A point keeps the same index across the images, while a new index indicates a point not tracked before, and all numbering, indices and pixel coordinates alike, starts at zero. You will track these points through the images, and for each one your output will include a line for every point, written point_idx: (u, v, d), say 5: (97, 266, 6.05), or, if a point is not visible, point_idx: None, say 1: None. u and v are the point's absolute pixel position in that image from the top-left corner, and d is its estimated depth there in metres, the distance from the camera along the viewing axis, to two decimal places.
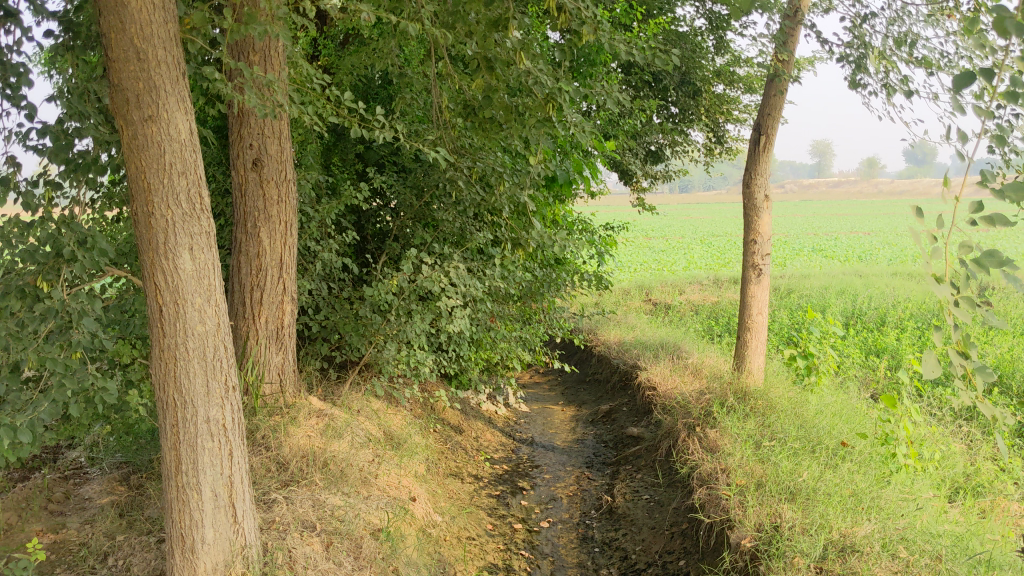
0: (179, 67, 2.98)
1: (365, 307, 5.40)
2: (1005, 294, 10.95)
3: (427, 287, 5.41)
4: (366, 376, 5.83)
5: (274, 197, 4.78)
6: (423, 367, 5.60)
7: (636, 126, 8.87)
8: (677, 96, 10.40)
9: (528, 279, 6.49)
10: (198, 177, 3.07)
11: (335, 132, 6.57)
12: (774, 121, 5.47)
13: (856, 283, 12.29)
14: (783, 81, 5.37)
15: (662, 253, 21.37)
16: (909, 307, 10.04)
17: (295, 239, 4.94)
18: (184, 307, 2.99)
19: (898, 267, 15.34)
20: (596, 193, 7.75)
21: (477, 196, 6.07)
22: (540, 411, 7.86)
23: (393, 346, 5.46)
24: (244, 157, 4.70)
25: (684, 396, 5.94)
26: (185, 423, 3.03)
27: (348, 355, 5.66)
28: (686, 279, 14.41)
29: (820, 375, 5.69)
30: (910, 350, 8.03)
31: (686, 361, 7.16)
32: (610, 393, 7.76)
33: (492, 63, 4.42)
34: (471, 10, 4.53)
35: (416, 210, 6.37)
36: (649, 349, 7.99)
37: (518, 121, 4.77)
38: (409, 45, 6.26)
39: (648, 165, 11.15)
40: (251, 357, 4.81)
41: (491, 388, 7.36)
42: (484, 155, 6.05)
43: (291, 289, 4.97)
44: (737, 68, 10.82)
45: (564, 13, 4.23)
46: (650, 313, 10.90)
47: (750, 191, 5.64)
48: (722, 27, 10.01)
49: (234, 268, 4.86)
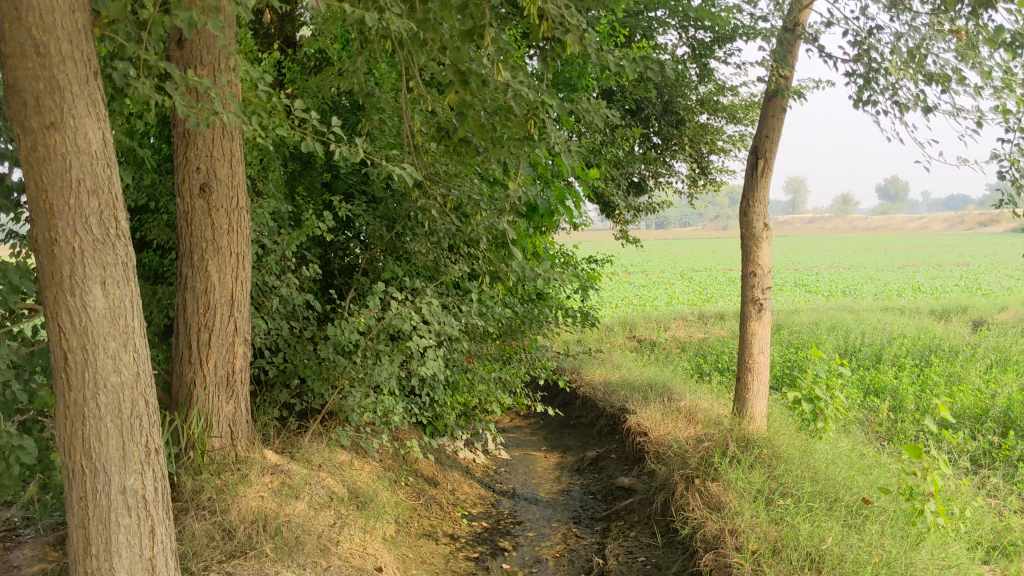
0: (89, 64, 2.55)
1: (327, 348, 4.80)
2: (1003, 328, 10.55)
3: (397, 326, 4.87)
4: (330, 425, 5.26)
5: (223, 226, 4.28)
6: (392, 415, 5.06)
7: (617, 154, 8.47)
8: (659, 126, 10.07)
9: (508, 316, 6.00)
10: (113, 197, 2.65)
11: (299, 160, 6.35)
12: (774, 143, 5.05)
13: (848, 319, 11.85)
14: (780, 100, 4.98)
15: (643, 289, 20.78)
16: (906, 343, 9.60)
17: (247, 273, 4.44)
18: (95, 355, 2.58)
19: (887, 303, 14.94)
20: (578, 224, 7.39)
21: (452, 226, 5.69)
22: (522, 459, 7.32)
23: (359, 393, 4.87)
24: (190, 182, 4.21)
25: (680, 445, 5.42)
26: (96, 496, 2.64)
27: (310, 403, 5.09)
28: (671, 315, 13.92)
29: (828, 421, 5.24)
30: (913, 389, 7.58)
31: (678, 403, 6.67)
32: (596, 439, 7.26)
33: (464, 76, 3.97)
34: (443, 20, 4.08)
35: (387, 242, 5.93)
36: (636, 390, 7.49)
37: (495, 143, 4.30)
38: (378, 65, 5.82)
39: (632, 198, 10.60)
40: (197, 406, 4.27)
41: (468, 434, 6.81)
42: (460, 183, 5.58)
43: (243, 329, 4.45)
44: (721, 97, 10.51)
45: (545, 21, 3.78)
46: (635, 351, 10.41)
47: (747, 219, 5.20)
48: (706, 54, 9.77)
49: (178, 308, 4.34)
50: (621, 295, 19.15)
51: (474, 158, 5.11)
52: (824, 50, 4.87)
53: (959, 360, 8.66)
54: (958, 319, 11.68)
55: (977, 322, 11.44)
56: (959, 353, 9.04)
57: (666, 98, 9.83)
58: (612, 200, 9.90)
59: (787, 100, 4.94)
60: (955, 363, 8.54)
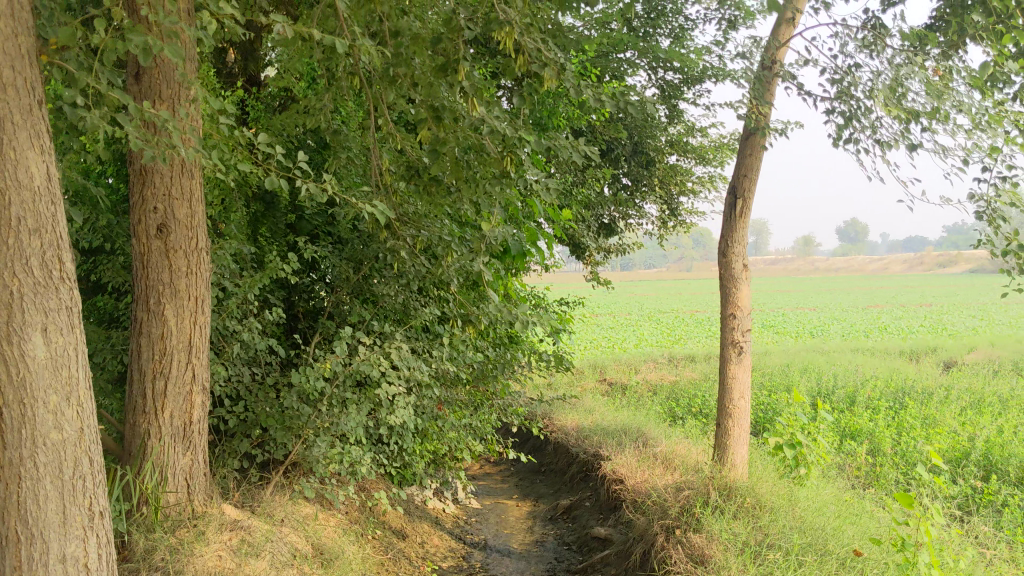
0: (33, 93, 2.51)
1: (290, 396, 4.56)
2: (974, 369, 10.54)
3: (364, 372, 4.64)
4: (294, 477, 5.02)
5: (181, 269, 4.07)
6: (359, 466, 4.83)
7: (588, 195, 8.38)
8: (629, 166, 9.95)
9: (480, 360, 5.82)
10: (57, 236, 2.59)
11: (263, 201, 6.17)
12: (752, 183, 4.96)
13: (819, 360, 11.80)
14: (758, 139, 4.90)
15: (612, 331, 20.69)
16: (879, 385, 9.53)
17: (206, 319, 4.24)
18: (34, 409, 2.51)
19: (856, 344, 14.94)
20: (549, 265, 7.26)
21: (422, 268, 5.53)
22: (493, 508, 7.09)
23: (324, 443, 4.63)
24: (146, 223, 4.00)
25: (659, 493, 5.24)
26: (32, 564, 2.54)
27: (273, 453, 4.84)
28: (641, 358, 13.78)
29: (810, 467, 5.12)
30: (890, 433, 7.48)
31: (654, 449, 6.51)
32: (569, 486, 7.07)
33: (437, 111, 3.83)
34: (415, 55, 3.95)
35: (354, 284, 5.76)
36: (610, 435, 7.31)
37: (469, 181, 4.16)
38: (345, 103, 5.68)
39: (602, 239, 10.25)
40: (151, 459, 4.03)
41: (438, 483, 6.58)
42: (430, 224, 5.41)
43: (201, 377, 4.23)
44: (690, 138, 10.51)
45: (522, 55, 3.67)
46: (607, 395, 10.24)
47: (725, 260, 5.09)
48: (676, 95, 9.85)
49: (132, 354, 4.10)
50: (589, 337, 19.01)
51: (445, 198, 4.95)
52: (803, 87, 4.81)
53: (933, 401, 8.59)
54: (928, 359, 11.68)
55: (946, 363, 11.43)
56: (932, 395, 8.99)
57: (636, 139, 9.77)
58: (582, 241, 9.68)
59: (765, 139, 4.87)
60: (929, 405, 8.47)
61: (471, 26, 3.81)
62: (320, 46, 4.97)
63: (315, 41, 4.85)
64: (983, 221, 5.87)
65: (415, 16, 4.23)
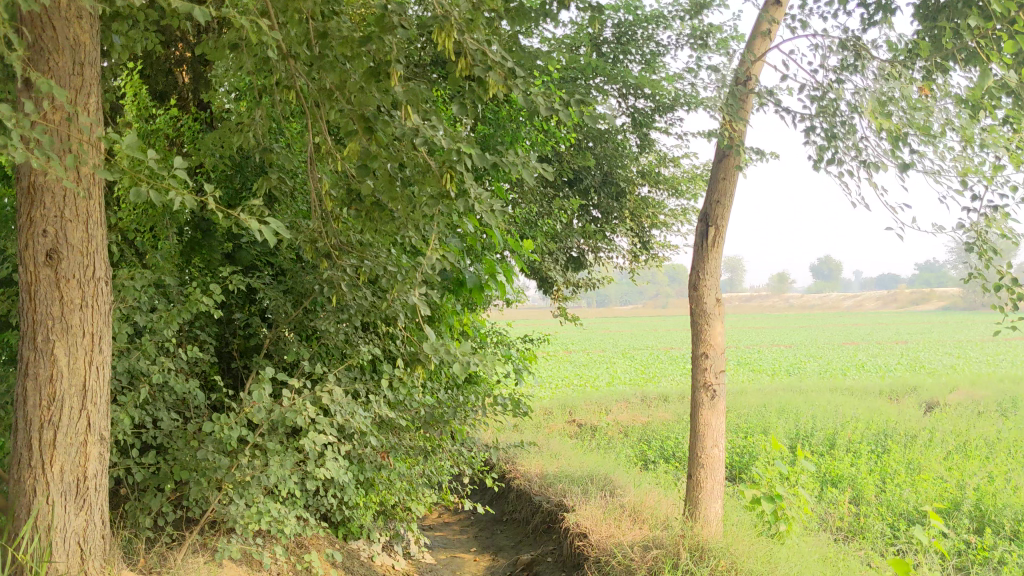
0: None
1: (205, 446, 4.03)
2: (957, 410, 10.14)
3: (291, 420, 4.12)
4: (216, 535, 4.48)
5: (74, 301, 3.56)
6: (286, 524, 4.29)
7: (553, 226, 7.94)
8: (599, 198, 9.47)
9: (430, 403, 5.31)
10: None
11: (198, 228, 5.68)
12: (726, 210, 4.54)
13: (797, 400, 11.37)
14: (732, 162, 4.50)
15: (585, 368, 20.21)
16: (860, 427, 9.09)
17: (103, 359, 3.72)
18: None
19: (835, 382, 14.53)
20: (511, 300, 6.80)
21: (365, 301, 5.04)
22: (449, 562, 6.55)
23: (243, 499, 4.09)
24: (33, 248, 3.48)
25: (625, 552, 4.74)
26: None
27: (189, 510, 4.30)
28: (613, 396, 13.30)
29: (791, 523, 4.64)
30: (873, 480, 7.03)
31: (622, 499, 6.01)
32: (532, 539, 6.55)
33: (369, 122, 3.37)
34: (346, 60, 3.50)
35: (292, 319, 5.26)
36: (576, 482, 6.81)
37: (407, 203, 3.69)
38: (284, 122, 5.22)
39: (570, 273, 9.70)
40: (35, 522, 3.49)
41: (387, 536, 6.04)
42: (375, 253, 4.93)
43: (99, 424, 3.71)
44: (662, 168, 10.13)
45: (464, 58, 3.22)
46: (575, 437, 9.75)
47: (695, 294, 4.64)
48: (647, 124, 9.52)
49: (16, 400, 3.56)
50: (561, 375, 18.51)
51: (389, 225, 4.49)
52: (780, 104, 4.42)
53: (918, 445, 8.16)
54: (908, 399, 11.28)
55: (929, 403, 11.01)
56: (915, 438, 8.55)
57: (605, 168, 9.27)
58: (550, 274, 9.20)
59: (738, 162, 4.46)
60: (913, 448, 8.04)
61: (408, 26, 3.37)
62: (253, 56, 4.52)
63: (246, 51, 4.40)
64: (972, 254, 5.45)
65: (349, 19, 3.79)
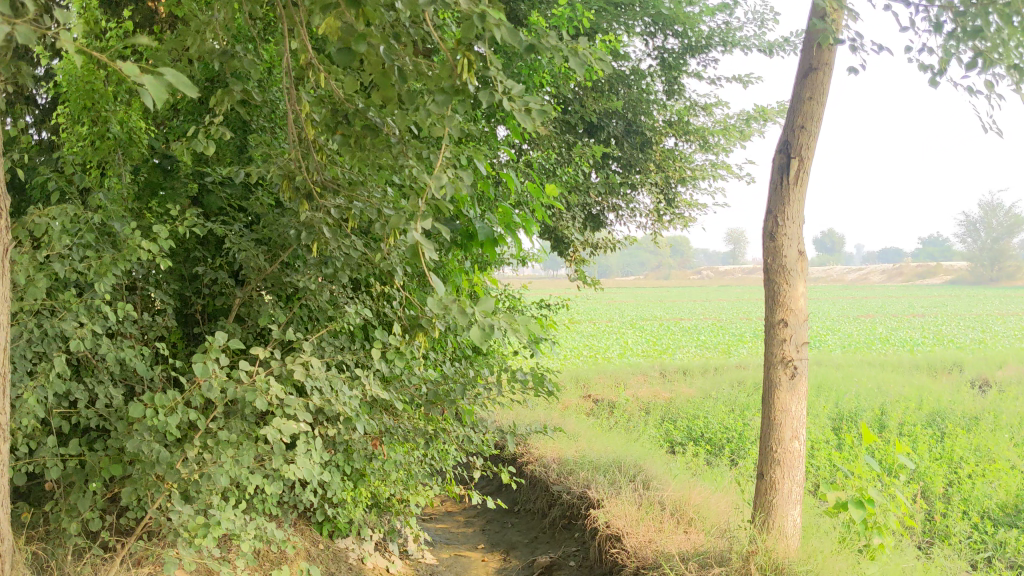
0: None
1: (140, 436, 3.06)
2: (1012, 390, 9.25)
3: (253, 405, 3.14)
4: (164, 545, 3.54)
5: None
6: (251, 534, 3.35)
7: (574, 177, 6.95)
8: (623, 149, 8.47)
9: (434, 378, 4.37)
10: None
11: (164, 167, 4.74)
12: (813, 139, 3.69)
13: (833, 376, 10.46)
14: (823, 78, 3.65)
15: (595, 340, 19.36)
16: (909, 406, 8.18)
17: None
18: None
19: (863, 356, 13.65)
20: (527, 259, 5.85)
21: (355, 253, 4.07)
22: (453, 561, 5.67)
23: (194, 505, 3.14)
24: None
25: (675, 566, 3.85)
26: None
27: (125, 515, 3.35)
28: (630, 369, 12.42)
29: (886, 537, 3.75)
30: (943, 470, 6.13)
31: (662, 492, 5.11)
32: (551, 536, 5.66)
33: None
34: None
35: (268, 274, 4.29)
36: (601, 469, 5.91)
37: (409, 114, 2.69)
38: (255, 34, 4.20)
39: (589, 233, 8.80)
40: None
41: (381, 534, 5.13)
42: (368, 193, 3.95)
43: None
44: (692, 118, 9.12)
45: None
46: (592, 414, 8.86)
47: (774, 246, 3.80)
48: (677, 68, 8.52)
49: None
50: (571, 346, 17.65)
51: (385, 153, 3.50)
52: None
53: (984, 430, 7.27)
54: (954, 376, 10.38)
55: (978, 381, 10.12)
56: (976, 421, 7.67)
57: (630, 116, 8.28)
58: (568, 235, 8.24)
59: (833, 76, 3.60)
60: (979, 433, 7.15)
61: None
62: None
63: None
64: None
65: None
